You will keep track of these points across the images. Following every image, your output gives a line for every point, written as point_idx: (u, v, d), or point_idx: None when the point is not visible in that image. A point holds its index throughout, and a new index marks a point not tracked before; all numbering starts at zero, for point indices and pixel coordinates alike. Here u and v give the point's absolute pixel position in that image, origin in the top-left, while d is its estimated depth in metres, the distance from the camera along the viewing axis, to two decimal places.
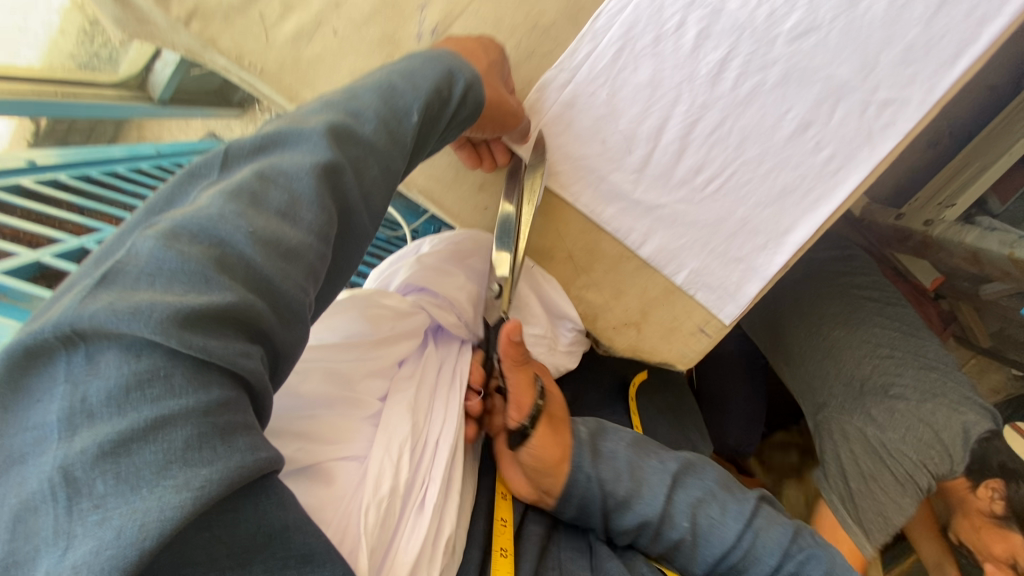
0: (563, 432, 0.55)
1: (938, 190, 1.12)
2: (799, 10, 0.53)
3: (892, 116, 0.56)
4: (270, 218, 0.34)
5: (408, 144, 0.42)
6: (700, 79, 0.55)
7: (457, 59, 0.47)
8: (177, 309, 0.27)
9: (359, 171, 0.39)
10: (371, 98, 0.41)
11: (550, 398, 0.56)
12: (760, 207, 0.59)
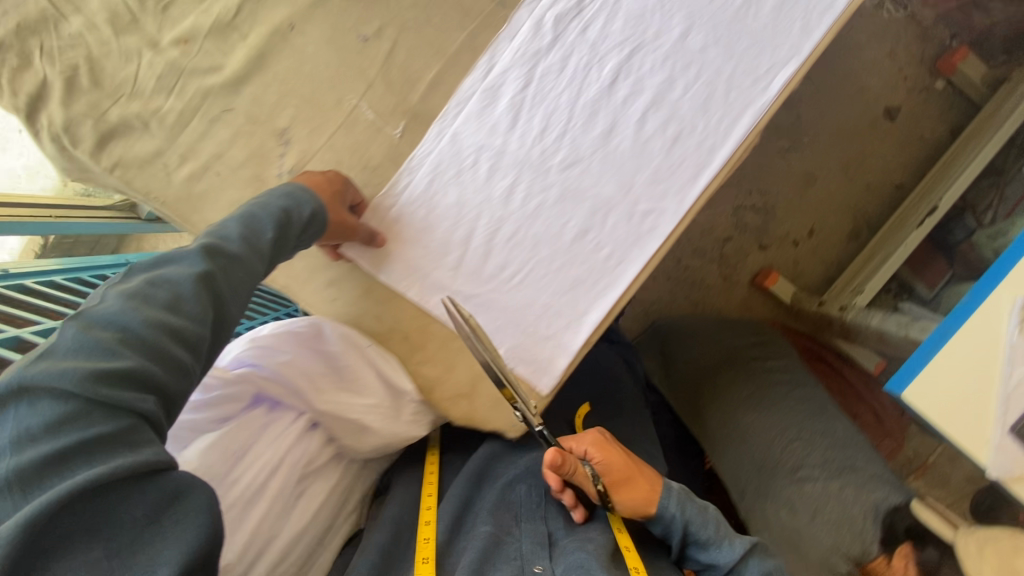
0: (637, 478, 0.70)
1: (848, 282, 1.69)
2: (563, 150, 0.71)
3: (654, 222, 0.72)
4: (163, 306, 0.48)
5: (265, 250, 0.58)
6: (496, 199, 0.71)
7: (305, 192, 0.63)
8: (93, 372, 0.42)
9: (229, 270, 0.54)
10: (237, 223, 0.57)
11: (612, 462, 0.71)
12: (558, 295, 0.73)
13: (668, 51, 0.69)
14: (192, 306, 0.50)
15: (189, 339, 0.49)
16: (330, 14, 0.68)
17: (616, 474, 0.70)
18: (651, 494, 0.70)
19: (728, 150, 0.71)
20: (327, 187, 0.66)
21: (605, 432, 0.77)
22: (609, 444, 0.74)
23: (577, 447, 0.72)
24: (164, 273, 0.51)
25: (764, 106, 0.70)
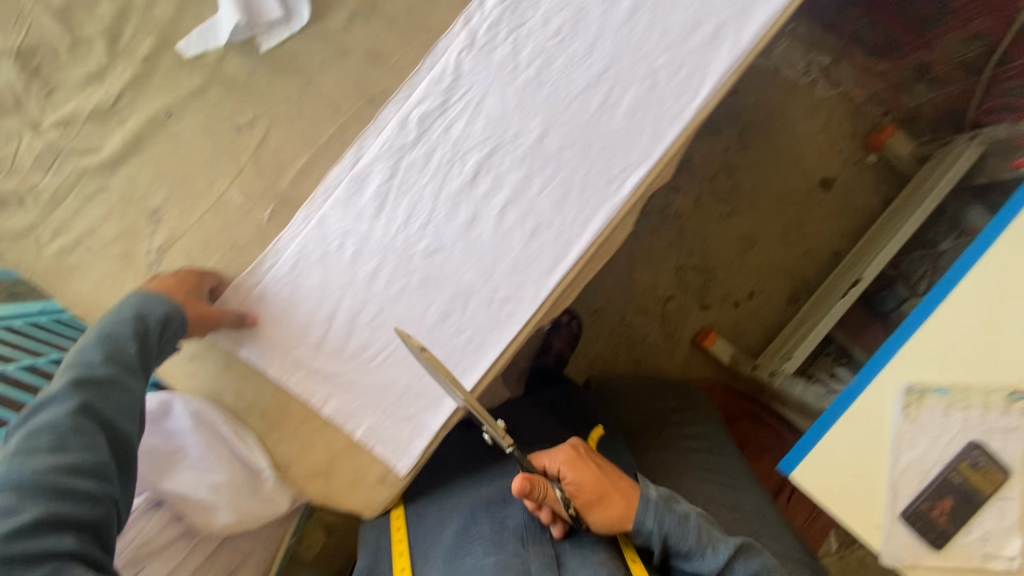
0: (613, 494, 0.78)
1: (778, 346, 1.66)
2: (426, 237, 0.73)
3: (512, 309, 0.74)
4: (50, 453, 0.59)
5: (130, 365, 0.64)
6: (359, 282, 0.73)
7: (156, 298, 0.66)
8: (1, 537, 0.53)
9: (101, 395, 0.62)
10: (95, 350, 0.64)
11: (583, 481, 0.78)
12: (418, 377, 0.74)
13: (528, 151, 0.74)
14: (76, 443, 0.60)
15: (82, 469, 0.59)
16: (207, 104, 0.73)
17: (590, 491, 0.77)
18: (625, 509, 0.77)
19: (583, 244, 0.74)
20: (180, 285, 0.68)
21: (581, 447, 0.85)
22: (584, 460, 0.82)
23: (556, 467, 0.80)
24: (42, 421, 0.60)
25: (618, 205, 0.74)
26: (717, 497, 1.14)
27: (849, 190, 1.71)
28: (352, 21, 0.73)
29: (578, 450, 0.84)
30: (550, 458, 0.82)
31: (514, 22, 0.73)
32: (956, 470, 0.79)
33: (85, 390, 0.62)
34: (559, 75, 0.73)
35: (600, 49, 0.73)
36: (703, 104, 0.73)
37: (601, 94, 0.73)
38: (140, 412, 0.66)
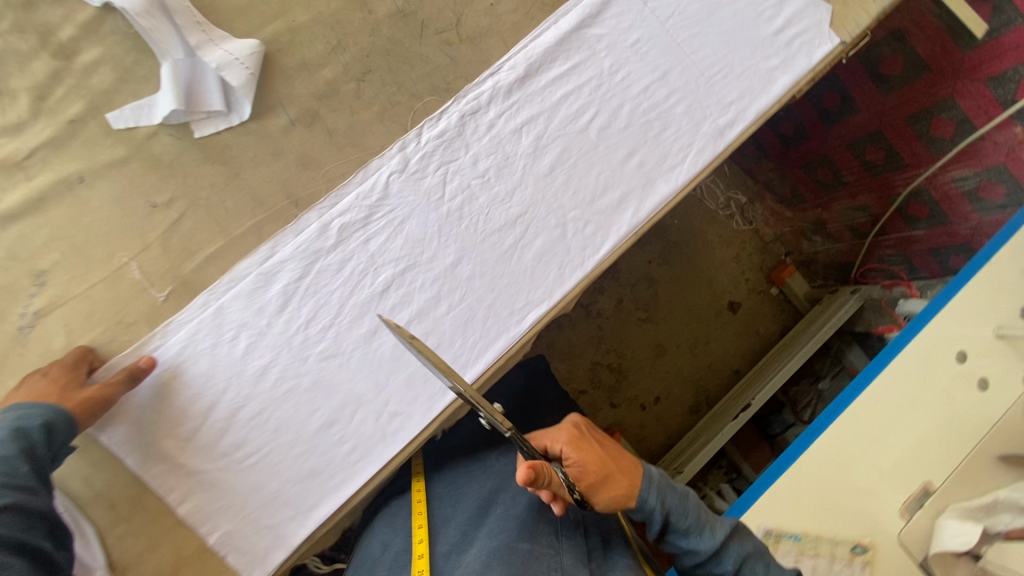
0: (618, 475, 0.74)
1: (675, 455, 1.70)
2: (324, 341, 0.75)
3: (399, 425, 0.75)
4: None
5: (31, 485, 0.59)
6: (247, 376, 0.73)
7: (39, 407, 0.63)
8: None
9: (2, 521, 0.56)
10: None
11: (586, 464, 0.73)
12: (289, 483, 0.73)
13: (438, 275, 0.78)
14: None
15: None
16: (126, 175, 0.72)
17: (597, 471, 0.73)
18: (631, 491, 0.73)
19: (477, 369, 0.78)
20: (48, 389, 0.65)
21: (586, 424, 0.82)
22: (589, 438, 0.78)
23: (561, 444, 0.76)
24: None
25: (515, 337, 0.79)
26: None
27: (753, 315, 1.88)
28: (291, 125, 0.76)
29: (583, 428, 0.81)
30: (555, 436, 0.78)
31: (444, 157, 0.79)
32: None
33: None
34: (477, 212, 0.80)
35: (517, 196, 0.81)
36: (601, 259, 0.83)
37: (512, 235, 0.81)
38: (44, 531, 0.60)
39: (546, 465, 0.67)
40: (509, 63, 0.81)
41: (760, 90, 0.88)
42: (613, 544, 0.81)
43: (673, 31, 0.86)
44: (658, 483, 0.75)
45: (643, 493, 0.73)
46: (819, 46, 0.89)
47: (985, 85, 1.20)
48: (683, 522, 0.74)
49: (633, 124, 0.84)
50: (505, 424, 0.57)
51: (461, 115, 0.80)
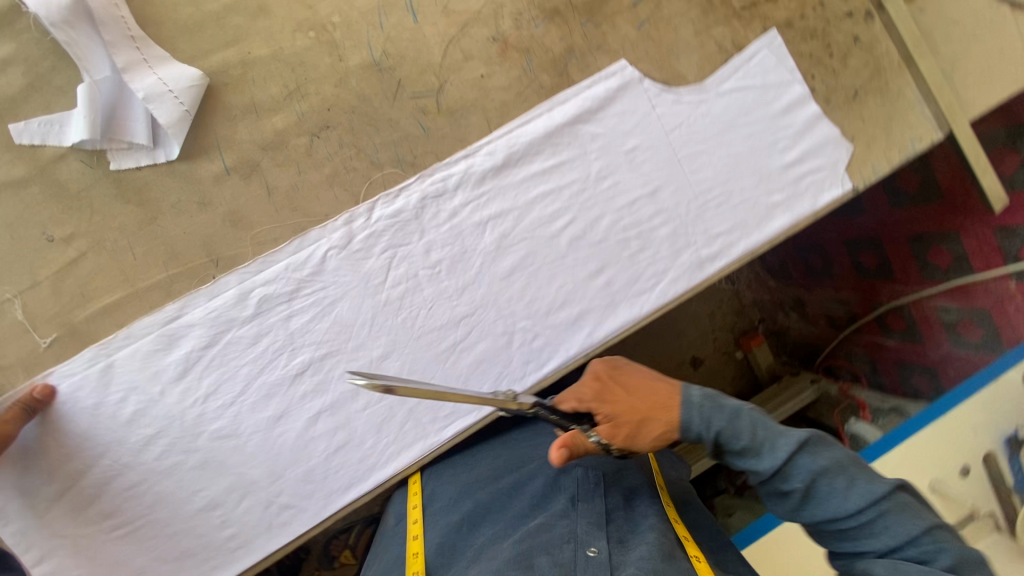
0: (655, 412, 0.59)
1: None
2: (221, 419, 0.68)
3: (289, 517, 0.71)
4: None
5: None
6: (128, 444, 0.67)
7: None
8: None
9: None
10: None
11: (613, 411, 0.60)
12: (159, 560, 0.69)
13: (362, 368, 0.71)
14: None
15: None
16: (24, 200, 0.64)
17: (630, 418, 0.59)
18: (671, 427, 0.58)
19: (385, 472, 0.73)
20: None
21: (613, 362, 0.66)
22: (613, 382, 0.63)
23: (586, 397, 0.62)
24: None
25: (432, 445, 0.74)
26: None
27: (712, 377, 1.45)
28: (225, 174, 0.67)
29: (611, 367, 0.65)
30: (576, 386, 0.64)
31: (393, 239, 0.71)
32: None
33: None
34: (420, 306, 0.72)
35: (467, 295, 0.74)
36: (544, 376, 0.76)
37: (453, 336, 0.73)
38: None
39: (579, 429, 0.59)
40: (487, 148, 0.73)
41: (754, 225, 0.80)
42: (637, 509, 0.63)
43: (676, 144, 0.77)
44: (703, 405, 0.58)
45: (682, 423, 0.58)
46: (829, 189, 0.82)
47: (991, 231, 1.04)
48: (741, 444, 0.56)
49: (610, 240, 0.77)
50: (522, 407, 0.58)
51: (423, 196, 0.71)
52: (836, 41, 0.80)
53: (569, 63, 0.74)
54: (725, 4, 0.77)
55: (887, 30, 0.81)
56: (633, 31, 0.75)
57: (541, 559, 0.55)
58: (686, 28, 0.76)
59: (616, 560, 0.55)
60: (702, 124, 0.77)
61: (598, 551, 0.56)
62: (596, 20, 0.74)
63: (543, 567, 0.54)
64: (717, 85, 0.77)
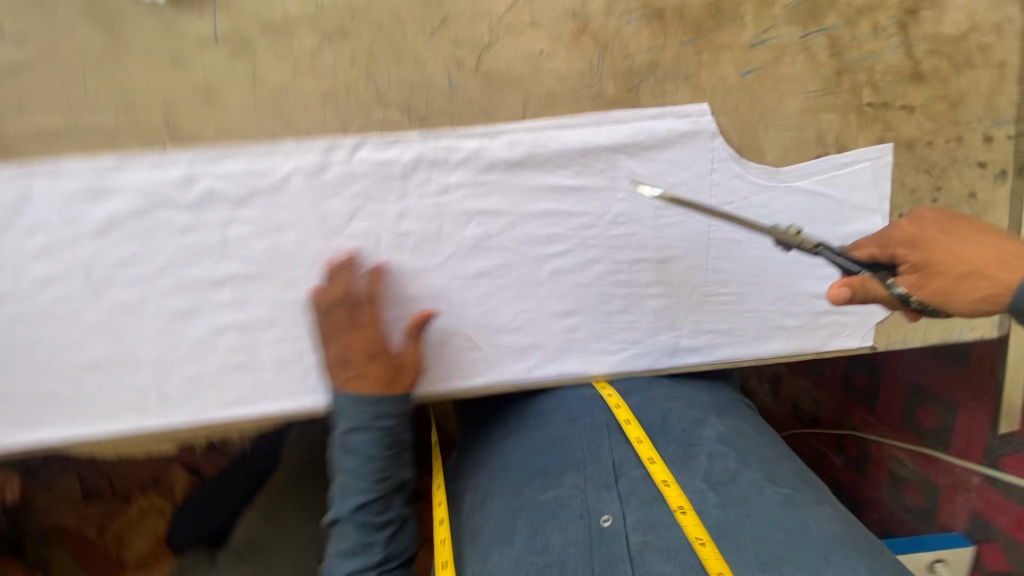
0: (989, 270, 0.53)
1: None
2: (127, 291, 0.64)
3: (165, 407, 0.69)
4: (353, 556, 0.62)
5: (339, 408, 0.64)
6: (25, 276, 0.63)
7: None
8: None
9: (350, 473, 0.63)
10: (344, 476, 0.63)
11: (955, 250, 0.55)
12: (25, 392, 0.67)
13: (285, 303, 0.67)
14: (366, 549, 0.62)
15: (362, 536, 0.62)
16: None
17: (948, 271, 0.54)
18: (1000, 293, 0.52)
19: (272, 407, 0.70)
20: (374, 381, 0.63)
21: (947, 212, 0.59)
22: (936, 232, 0.56)
23: (894, 241, 0.58)
24: (348, 539, 0.62)
25: (328, 403, 0.70)
26: None
27: None
28: (212, 40, 0.58)
29: (949, 216, 0.58)
30: (881, 233, 0.59)
31: (367, 190, 0.63)
32: None
33: (357, 479, 0.63)
34: (368, 269, 0.66)
35: (422, 279, 0.67)
36: (465, 390, 0.71)
37: (390, 313, 0.68)
38: None
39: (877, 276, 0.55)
40: (510, 137, 0.62)
41: (750, 338, 0.72)
42: (625, 467, 0.62)
43: (713, 222, 0.67)
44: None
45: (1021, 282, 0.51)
46: (845, 337, 0.73)
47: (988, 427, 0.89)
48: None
49: (595, 288, 0.69)
50: (799, 240, 0.53)
51: (418, 159, 0.62)
52: (950, 188, 0.67)
53: (645, 80, 0.61)
54: (853, 92, 0.63)
55: (1011, 201, 0.68)
56: (733, 77, 0.62)
57: (554, 540, 0.56)
58: (795, 99, 0.63)
59: (631, 523, 0.57)
60: (752, 214, 0.65)
61: (612, 519, 0.57)
62: (699, 44, 0.61)
63: (558, 546, 0.55)
64: (793, 179, 0.65)
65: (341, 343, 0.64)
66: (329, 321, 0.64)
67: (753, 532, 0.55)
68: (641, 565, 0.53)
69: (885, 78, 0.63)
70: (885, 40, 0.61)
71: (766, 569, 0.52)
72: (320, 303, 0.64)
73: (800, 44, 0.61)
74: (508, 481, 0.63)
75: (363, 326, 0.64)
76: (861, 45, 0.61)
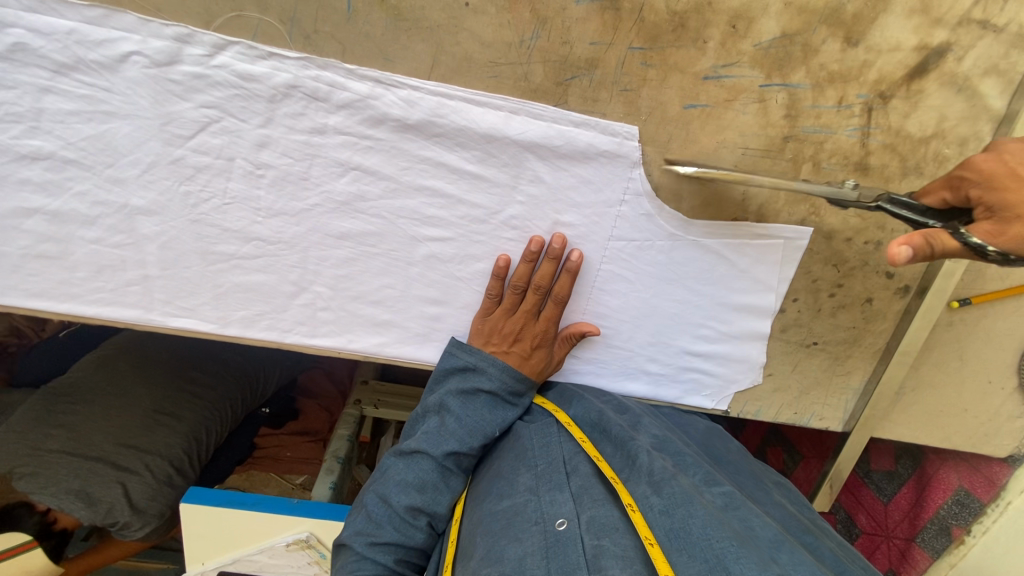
0: None
1: (387, 393, 1.41)
2: None
3: None
4: (416, 492, 0.60)
5: (473, 365, 0.64)
6: None
7: None
8: None
9: (443, 424, 0.62)
10: (445, 417, 0.62)
11: None
12: None
13: (108, 204, 0.56)
14: (434, 494, 0.61)
15: (429, 499, 0.61)
16: None
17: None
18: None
19: (81, 310, 0.62)
20: (536, 366, 0.65)
21: None
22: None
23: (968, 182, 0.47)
24: (421, 475, 0.61)
25: (149, 321, 0.64)
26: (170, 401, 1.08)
27: None
28: None
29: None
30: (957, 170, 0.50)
31: (225, 103, 0.52)
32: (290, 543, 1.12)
33: (463, 431, 0.62)
34: (214, 193, 0.57)
35: (275, 221, 0.59)
36: (307, 347, 0.67)
37: (234, 248, 0.60)
38: None
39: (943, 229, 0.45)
40: (408, 94, 0.52)
41: (611, 371, 0.71)
42: (577, 466, 0.57)
43: (607, 253, 0.62)
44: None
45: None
46: (702, 396, 0.73)
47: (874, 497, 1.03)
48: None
49: (468, 284, 0.64)
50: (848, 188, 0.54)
51: (293, 85, 0.52)
52: (850, 287, 0.65)
53: (579, 77, 0.53)
54: (793, 162, 0.57)
55: (899, 316, 0.67)
56: (675, 106, 0.54)
57: (510, 548, 0.49)
58: (731, 151, 0.56)
59: (585, 521, 0.49)
60: (649, 256, 0.62)
61: (567, 521, 0.50)
62: (649, 57, 0.52)
63: (514, 557, 0.48)
64: (700, 234, 0.61)
65: (516, 325, 0.62)
66: (505, 299, 0.62)
67: (701, 533, 0.43)
68: (595, 571, 0.43)
69: (829, 159, 0.57)
70: (846, 117, 0.55)
71: (715, 575, 0.40)
72: (498, 286, 0.62)
73: (757, 93, 0.53)
74: (488, 489, 0.60)
75: (539, 318, 0.63)
76: (819, 115, 0.55)
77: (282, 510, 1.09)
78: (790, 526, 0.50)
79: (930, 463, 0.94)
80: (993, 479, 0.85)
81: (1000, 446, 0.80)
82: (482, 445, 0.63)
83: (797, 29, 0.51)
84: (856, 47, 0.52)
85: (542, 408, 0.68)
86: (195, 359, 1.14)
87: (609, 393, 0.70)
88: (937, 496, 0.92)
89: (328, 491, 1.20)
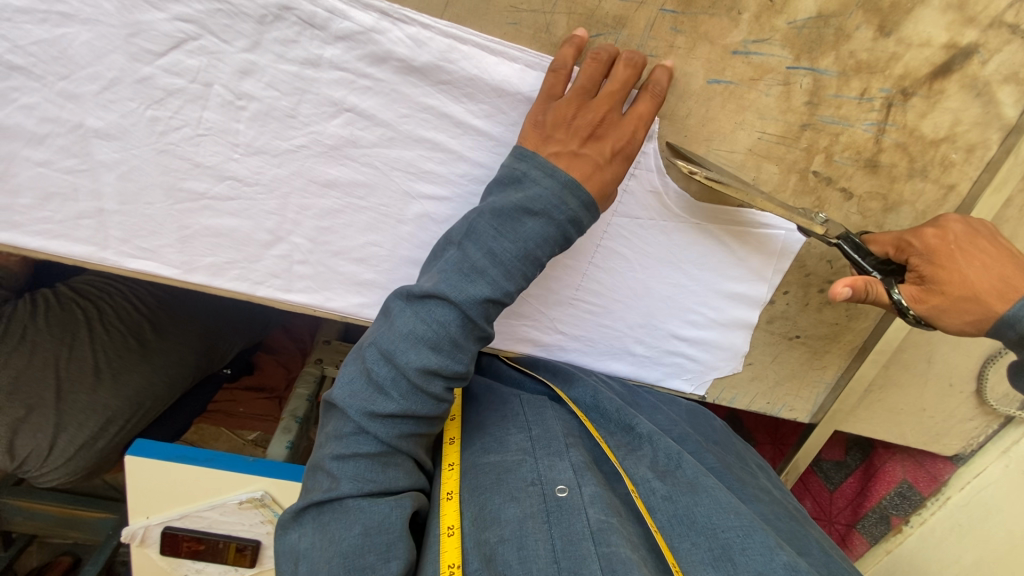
0: (991, 300, 0.46)
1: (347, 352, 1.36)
2: None
3: None
4: (430, 350, 0.45)
5: (518, 175, 0.47)
6: None
7: None
8: None
9: (465, 260, 0.46)
10: (471, 248, 0.46)
11: (972, 274, 0.46)
12: None
13: (60, 122, 0.49)
14: (454, 353, 0.46)
15: (448, 357, 0.46)
16: None
17: (948, 291, 0.47)
18: (988, 320, 0.46)
19: (23, 240, 0.55)
20: (606, 181, 0.47)
21: (984, 228, 0.48)
22: (965, 248, 0.47)
23: (911, 248, 0.49)
24: (438, 327, 0.45)
25: (103, 260, 0.57)
26: (117, 359, 0.88)
27: None
28: None
29: (977, 228, 0.48)
30: (906, 231, 0.51)
31: (206, 18, 0.46)
32: (245, 501, 1.08)
33: (498, 271, 0.46)
34: (186, 121, 0.51)
35: (254, 159, 0.53)
36: (280, 300, 0.62)
37: (205, 186, 0.54)
38: None
39: (876, 284, 0.49)
40: (417, 32, 0.47)
41: (597, 350, 0.70)
42: (575, 442, 0.56)
43: (611, 228, 0.60)
44: None
45: (1008, 313, 0.45)
46: (681, 379, 0.74)
47: (823, 490, 1.05)
48: None
49: None
50: (818, 231, 0.52)
51: (286, 6, 0.46)
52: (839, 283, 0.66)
53: (604, 36, 0.49)
54: (806, 152, 0.56)
55: (880, 316, 0.68)
56: (699, 80, 0.51)
57: (508, 510, 0.49)
58: (748, 133, 0.54)
59: (587, 496, 0.50)
60: (650, 235, 0.60)
61: (569, 491, 0.50)
62: (680, 22, 0.48)
63: (511, 520, 0.48)
64: (705, 217, 0.59)
65: (596, 116, 0.46)
66: (581, 77, 0.47)
67: (704, 523, 0.47)
68: (603, 545, 0.45)
69: (842, 152, 0.56)
70: (865, 111, 0.54)
71: (719, 564, 0.44)
72: (571, 62, 0.47)
73: (783, 75, 0.51)
74: (476, 444, 0.57)
75: (625, 117, 0.47)
76: (840, 105, 0.53)
77: (236, 468, 1.05)
78: (777, 512, 0.54)
79: (878, 456, 0.98)
80: (936, 475, 0.90)
81: (947, 445, 0.85)
82: (520, 286, 0.48)
83: (834, 11, 0.49)
84: (888, 38, 0.50)
85: (538, 381, 0.65)
86: (149, 319, 0.91)
87: (594, 372, 0.69)
88: (881, 488, 0.97)
89: (283, 451, 1.16)
